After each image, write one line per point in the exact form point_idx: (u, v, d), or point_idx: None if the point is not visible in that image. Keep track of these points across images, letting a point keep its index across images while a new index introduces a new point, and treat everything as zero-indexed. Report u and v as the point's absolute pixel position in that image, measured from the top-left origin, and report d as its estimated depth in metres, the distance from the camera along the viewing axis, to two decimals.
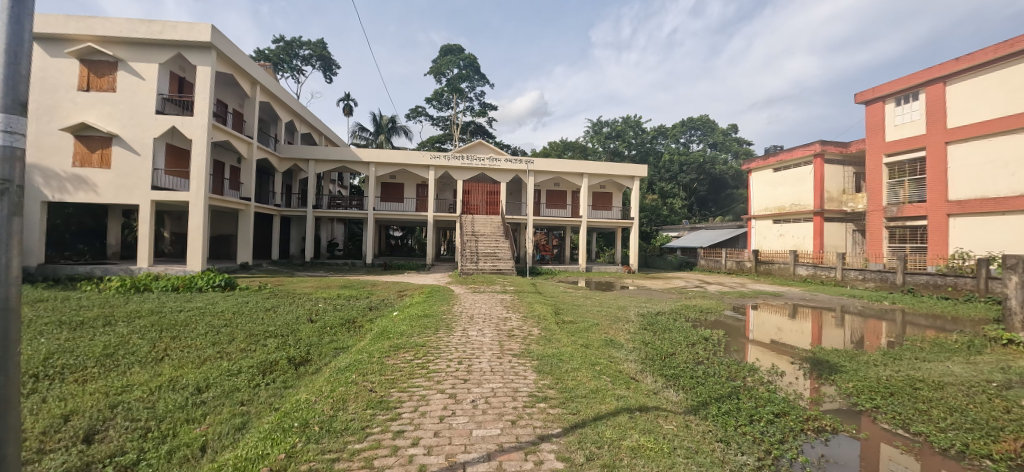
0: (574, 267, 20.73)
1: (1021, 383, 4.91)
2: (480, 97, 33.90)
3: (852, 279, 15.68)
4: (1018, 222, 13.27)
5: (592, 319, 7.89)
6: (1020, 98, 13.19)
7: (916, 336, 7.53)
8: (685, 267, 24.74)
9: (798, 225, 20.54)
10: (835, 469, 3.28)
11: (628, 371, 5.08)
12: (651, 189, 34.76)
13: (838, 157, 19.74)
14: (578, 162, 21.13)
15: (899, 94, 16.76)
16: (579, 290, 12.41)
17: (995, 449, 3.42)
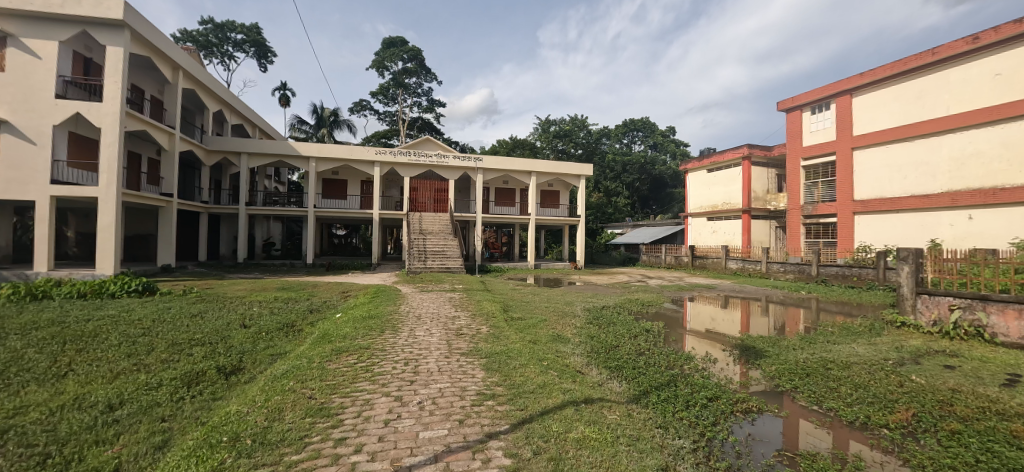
0: (524, 265, 20.96)
1: (911, 360, 5.61)
2: (428, 93, 33.23)
3: (774, 271, 17.18)
4: (908, 219, 15.23)
5: (541, 315, 8.00)
6: (911, 110, 15.14)
7: (827, 321, 8.41)
8: (629, 263, 25.92)
9: (729, 222, 22.17)
10: (759, 446, 3.55)
11: (575, 365, 5.20)
12: (597, 188, 36.04)
13: (762, 159, 21.54)
14: (527, 161, 21.32)
15: (814, 103, 18.55)
16: (527, 287, 12.58)
17: (891, 420, 3.87)
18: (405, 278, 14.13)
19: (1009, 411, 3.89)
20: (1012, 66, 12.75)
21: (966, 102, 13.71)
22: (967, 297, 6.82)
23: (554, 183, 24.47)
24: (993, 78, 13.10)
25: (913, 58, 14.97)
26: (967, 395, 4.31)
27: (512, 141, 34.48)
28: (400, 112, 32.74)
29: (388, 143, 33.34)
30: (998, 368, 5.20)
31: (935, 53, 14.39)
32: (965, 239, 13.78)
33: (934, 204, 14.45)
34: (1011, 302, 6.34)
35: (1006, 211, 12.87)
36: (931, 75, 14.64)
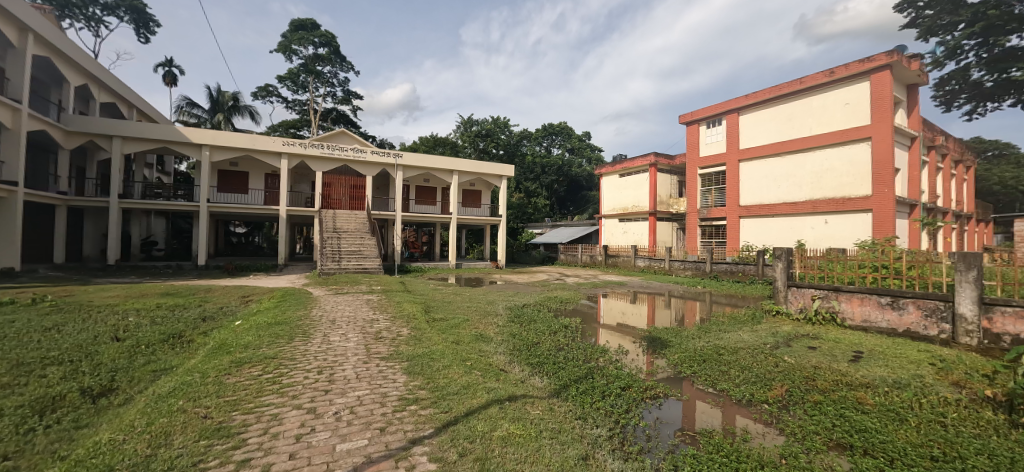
0: (445, 264, 20.68)
1: (783, 343, 6.54)
2: (344, 83, 31.36)
3: (676, 268, 18.95)
4: (781, 222, 17.74)
5: (462, 315, 7.94)
6: (784, 129, 17.65)
7: (719, 312, 9.55)
8: (547, 261, 26.98)
9: (638, 223, 24.04)
10: (666, 428, 3.87)
11: (497, 363, 5.24)
12: (518, 189, 36.96)
13: (667, 167, 23.64)
14: (448, 159, 21.08)
15: (709, 118, 20.75)
16: (449, 287, 12.44)
17: (770, 396, 4.46)
18: (315, 280, 13.13)
19: (854, 382, 4.68)
20: (857, 97, 15.46)
21: (825, 124, 16.34)
22: (824, 289, 8.14)
23: (477, 183, 24.59)
24: (844, 106, 15.80)
25: (787, 85, 17.41)
26: (824, 370, 5.12)
27: (434, 138, 33.89)
28: (312, 101, 30.47)
29: (299, 134, 30.90)
30: (846, 347, 6.26)
31: (802, 82, 16.92)
32: (824, 240, 16.41)
33: (803, 210, 16.99)
34: (855, 291, 7.66)
35: (853, 216, 15.58)
36: (799, 100, 17.20)
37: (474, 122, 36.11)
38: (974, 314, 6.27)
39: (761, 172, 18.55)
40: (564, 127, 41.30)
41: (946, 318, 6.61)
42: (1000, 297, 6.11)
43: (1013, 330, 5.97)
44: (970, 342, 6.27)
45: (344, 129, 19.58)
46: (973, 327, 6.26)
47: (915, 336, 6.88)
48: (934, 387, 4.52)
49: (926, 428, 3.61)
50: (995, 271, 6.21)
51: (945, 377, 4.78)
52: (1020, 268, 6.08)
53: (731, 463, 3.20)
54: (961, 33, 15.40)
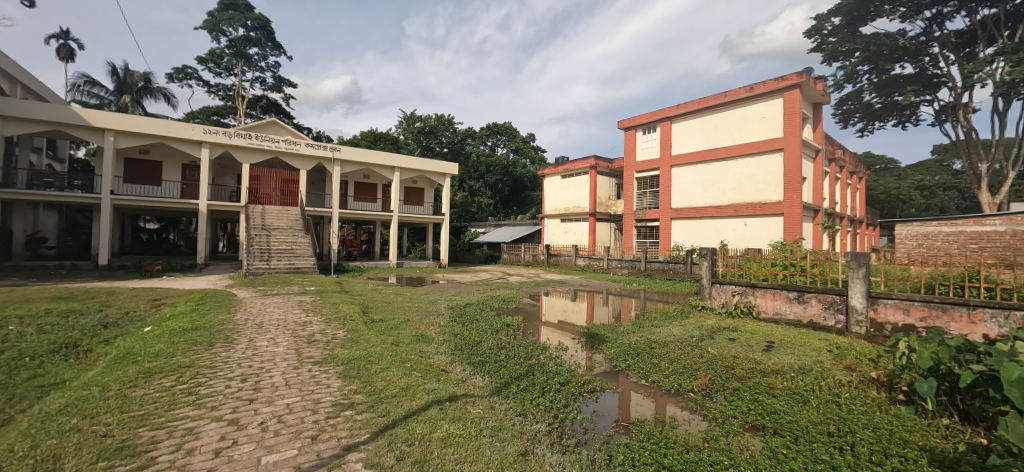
0: (384, 263, 20.04)
1: (707, 335, 7.06)
2: (276, 70, 29.37)
3: (613, 267, 19.78)
4: (708, 225, 19.15)
5: (403, 315, 7.74)
6: (711, 138, 19.06)
7: (651, 308, 10.13)
8: (490, 261, 27.09)
9: (578, 224, 24.85)
10: (602, 420, 4.01)
11: (438, 364, 5.16)
12: (462, 187, 36.67)
13: (606, 170, 24.59)
14: (390, 155, 20.48)
15: (645, 125, 21.87)
16: (389, 287, 12.06)
17: (695, 384, 4.78)
18: (241, 281, 12.15)
19: (766, 369, 5.15)
20: (772, 112, 17.09)
21: (746, 135, 17.85)
22: (742, 285, 8.87)
23: (420, 180, 24.17)
24: (762, 119, 17.40)
25: (713, 97, 18.80)
26: (741, 359, 5.59)
27: (374, 132, 32.74)
28: (239, 87, 28.28)
29: (223, 121, 28.55)
30: (760, 337, 6.87)
31: (726, 96, 18.36)
32: (743, 241, 17.95)
33: (726, 214, 18.49)
34: (769, 288, 8.42)
35: (768, 220, 17.18)
36: (725, 112, 18.67)
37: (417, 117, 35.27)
38: (863, 306, 7.13)
39: (691, 178, 19.85)
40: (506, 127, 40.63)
41: (840, 310, 7.46)
42: (882, 291, 6.99)
43: (893, 319, 6.84)
44: (859, 331, 7.14)
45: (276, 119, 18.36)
46: (862, 317, 7.13)
47: (817, 326, 7.71)
48: (831, 371, 5.09)
49: (824, 407, 4.06)
50: (879, 268, 7.08)
51: (840, 362, 5.40)
52: (898, 266, 7.00)
53: (661, 450, 3.39)
54: (857, 59, 17.54)
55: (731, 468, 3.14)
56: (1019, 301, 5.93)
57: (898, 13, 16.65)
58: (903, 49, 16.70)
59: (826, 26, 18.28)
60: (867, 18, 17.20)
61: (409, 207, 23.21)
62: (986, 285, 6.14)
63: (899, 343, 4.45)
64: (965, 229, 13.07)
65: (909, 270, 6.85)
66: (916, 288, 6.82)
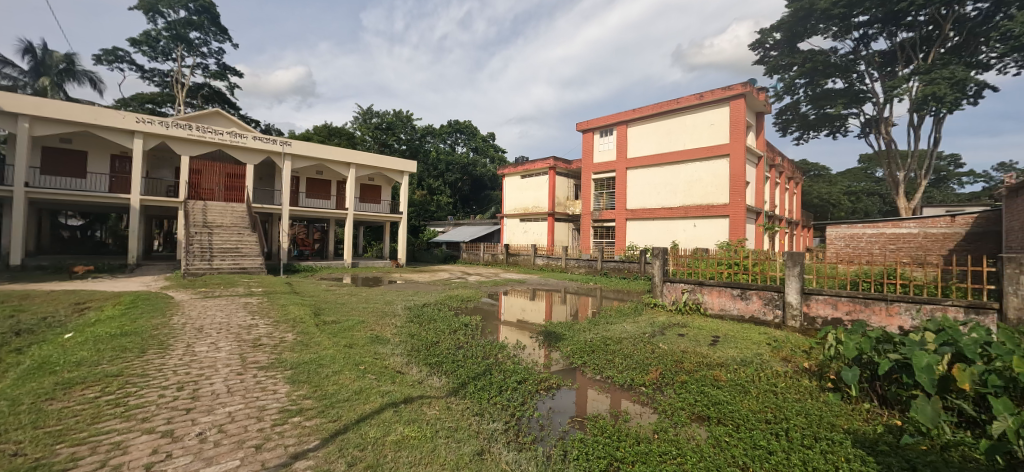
0: (339, 263, 19.40)
1: (658, 331, 7.35)
2: (219, 56, 27.67)
3: (571, 266, 20.15)
4: (660, 225, 19.97)
5: (357, 316, 7.52)
6: (664, 143, 19.90)
7: (607, 306, 10.44)
8: (450, 260, 26.86)
9: (537, 223, 25.15)
10: (558, 416, 4.07)
11: (394, 365, 5.05)
12: (421, 185, 36.10)
13: (564, 171, 25.04)
14: (345, 151, 19.86)
15: (602, 128, 22.42)
16: (343, 287, 11.67)
17: (647, 379, 4.96)
18: (179, 282, 11.33)
19: (712, 363, 5.43)
20: (720, 119, 18.05)
21: (697, 140, 18.74)
22: (692, 284, 9.30)
23: (377, 177, 23.61)
24: (710, 126, 18.33)
25: (666, 104, 19.57)
26: (690, 354, 5.85)
27: (329, 126, 31.53)
28: (178, 73, 26.36)
29: (158, 110, 26.47)
30: (706, 332, 7.24)
31: (678, 102, 19.16)
32: (693, 241, 18.86)
33: (677, 215, 19.34)
34: (716, 285, 8.87)
35: (715, 221, 18.16)
36: (677, 118, 19.50)
37: (375, 113, 34.35)
38: (798, 302, 7.67)
39: (646, 180, 20.58)
40: (466, 127, 40.26)
41: (779, 306, 7.99)
42: (815, 287, 7.55)
43: (823, 313, 7.42)
44: (794, 324, 7.69)
45: (219, 110, 17.41)
46: (797, 312, 7.68)
47: (758, 321, 8.22)
48: (769, 362, 5.45)
49: (762, 396, 4.34)
50: (812, 267, 7.65)
51: (777, 354, 5.79)
52: (828, 264, 7.59)
53: (614, 443, 3.49)
54: (796, 73, 18.89)
55: (678, 457, 3.29)
56: (928, 295, 6.60)
57: (831, 32, 18.10)
58: (835, 66, 18.18)
59: (769, 40, 19.56)
60: (804, 34, 18.58)
61: (367, 205, 22.60)
62: (901, 281, 6.80)
63: (829, 335, 4.84)
64: (886, 231, 14.37)
65: (837, 268, 7.46)
66: (843, 284, 7.43)
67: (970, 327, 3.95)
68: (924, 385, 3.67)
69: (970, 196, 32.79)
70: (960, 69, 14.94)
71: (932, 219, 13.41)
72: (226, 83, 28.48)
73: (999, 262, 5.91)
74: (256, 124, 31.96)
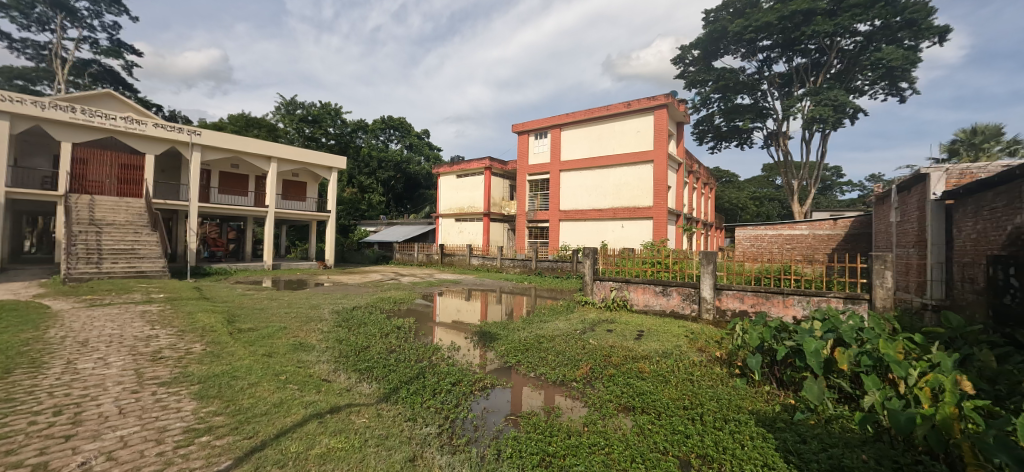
0: (257, 266, 18.04)
1: (588, 328, 7.67)
2: (112, 31, 24.45)
3: (506, 266, 20.40)
4: (590, 226, 20.88)
5: (278, 322, 7.03)
6: (595, 147, 20.79)
7: (541, 304, 10.74)
8: (382, 261, 26.11)
9: (472, 223, 25.20)
10: (492, 416, 4.08)
11: (320, 373, 4.78)
12: (351, 183, 34.52)
13: (500, 171, 25.27)
14: (265, 143, 18.50)
15: (537, 131, 22.86)
16: (260, 291, 10.85)
17: (578, 374, 5.15)
18: (57, 289, 9.86)
19: (637, 356, 5.76)
20: (645, 127, 19.22)
21: (625, 146, 19.82)
22: (619, 282, 9.83)
23: (301, 173, 22.31)
24: (637, 133, 19.45)
25: (596, 110, 20.41)
26: (617, 348, 6.17)
27: (246, 117, 29.14)
28: (58, 46, 22.88)
29: (31, 88, 22.95)
30: (632, 327, 7.68)
31: (607, 109, 20.08)
32: (621, 241, 19.96)
33: (606, 216, 20.30)
34: (641, 283, 9.43)
35: (640, 223, 19.36)
36: (607, 124, 20.46)
37: (299, 105, 32.39)
38: (711, 297, 8.40)
39: (579, 183, 21.36)
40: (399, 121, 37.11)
41: (695, 301, 8.68)
42: (726, 283, 8.30)
43: (732, 306, 8.20)
44: (709, 317, 8.40)
45: (111, 91, 15.50)
46: (711, 306, 8.40)
47: (677, 315, 8.88)
48: (687, 353, 5.91)
49: (680, 384, 4.71)
50: (723, 264, 8.38)
51: (694, 345, 6.30)
52: (736, 262, 8.32)
53: (547, 438, 3.57)
54: (711, 88, 20.67)
55: (605, 447, 3.45)
56: (816, 288, 7.53)
57: (739, 53, 20.04)
58: (743, 84, 20.22)
59: (688, 56, 21.21)
60: (718, 53, 20.36)
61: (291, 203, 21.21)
62: (794, 276, 7.69)
63: (737, 326, 5.36)
64: (783, 232, 16.17)
65: (744, 266, 8.18)
66: (748, 279, 8.21)
67: (849, 315, 4.58)
68: (814, 367, 4.19)
69: (848, 202, 38.11)
70: (841, 94, 17.30)
71: (820, 222, 15.41)
72: (121, 62, 25.30)
73: (870, 259, 6.92)
74: (159, 109, 28.61)
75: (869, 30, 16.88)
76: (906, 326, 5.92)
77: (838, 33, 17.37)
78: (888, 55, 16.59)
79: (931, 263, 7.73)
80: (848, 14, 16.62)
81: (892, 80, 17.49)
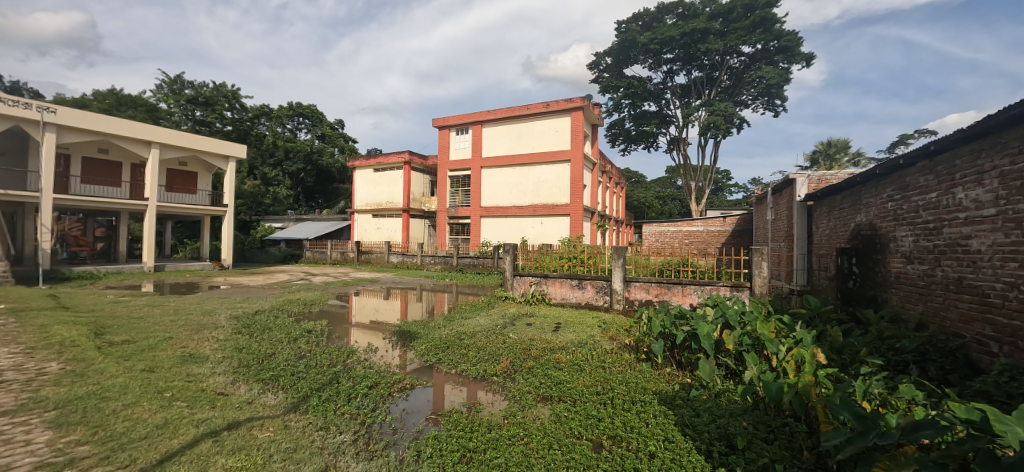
0: (134, 268, 15.75)
1: (508, 323, 7.84)
2: None
3: (427, 263, 20.06)
4: (510, 223, 21.31)
5: (161, 332, 6.19)
6: (515, 145, 21.17)
7: (462, 301, 10.72)
8: (290, 260, 24.23)
9: (391, 220, 24.39)
10: (412, 417, 4.01)
11: (215, 386, 4.32)
12: (252, 174, 31.41)
13: (420, 166, 24.73)
14: (144, 126, 16.14)
15: (458, 126, 22.63)
16: (137, 297, 9.46)
17: (498, 369, 5.25)
18: None
19: (555, 347, 6.03)
20: (563, 127, 20.10)
21: (545, 145, 20.49)
22: (537, 277, 10.16)
23: (191, 162, 19.80)
24: (556, 133, 20.24)
25: (516, 109, 20.76)
26: (536, 341, 6.39)
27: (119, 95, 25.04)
28: None
29: None
30: (550, 320, 8.01)
31: (527, 108, 20.53)
32: (540, 237, 20.65)
33: (526, 213, 20.84)
34: (559, 277, 9.85)
35: (558, 220, 20.22)
36: (527, 123, 20.94)
37: (188, 84, 28.84)
38: (621, 289, 9.06)
39: (500, 180, 21.60)
40: (309, 108, 34.53)
41: (607, 293, 9.30)
42: (633, 276, 8.99)
43: (640, 297, 8.94)
44: (619, 307, 9.06)
45: None
46: (621, 297, 9.06)
47: (592, 306, 9.44)
48: (600, 342, 6.32)
49: (594, 371, 5.02)
50: (631, 259, 9.05)
51: (606, 334, 6.76)
52: (643, 256, 9.02)
53: (467, 435, 3.60)
54: (622, 94, 22.10)
55: (524, 437, 3.58)
56: (709, 279, 8.43)
57: (647, 63, 21.67)
58: (650, 92, 21.97)
59: (602, 62, 22.49)
60: (629, 62, 21.85)
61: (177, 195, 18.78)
62: (691, 268, 8.53)
63: (644, 315, 5.85)
64: (683, 229, 17.94)
65: (649, 259, 8.91)
66: (653, 271, 8.93)
67: (734, 301, 5.24)
68: (707, 348, 4.73)
69: (735, 203, 43.35)
70: (730, 106, 19.56)
71: (712, 219, 17.36)
72: None
73: (751, 252, 7.94)
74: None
75: (752, 52, 19.29)
76: (778, 309, 6.91)
77: (728, 52, 19.59)
78: (767, 75, 19.13)
79: (796, 254, 9.09)
80: (733, 37, 18.87)
81: (769, 97, 20.22)
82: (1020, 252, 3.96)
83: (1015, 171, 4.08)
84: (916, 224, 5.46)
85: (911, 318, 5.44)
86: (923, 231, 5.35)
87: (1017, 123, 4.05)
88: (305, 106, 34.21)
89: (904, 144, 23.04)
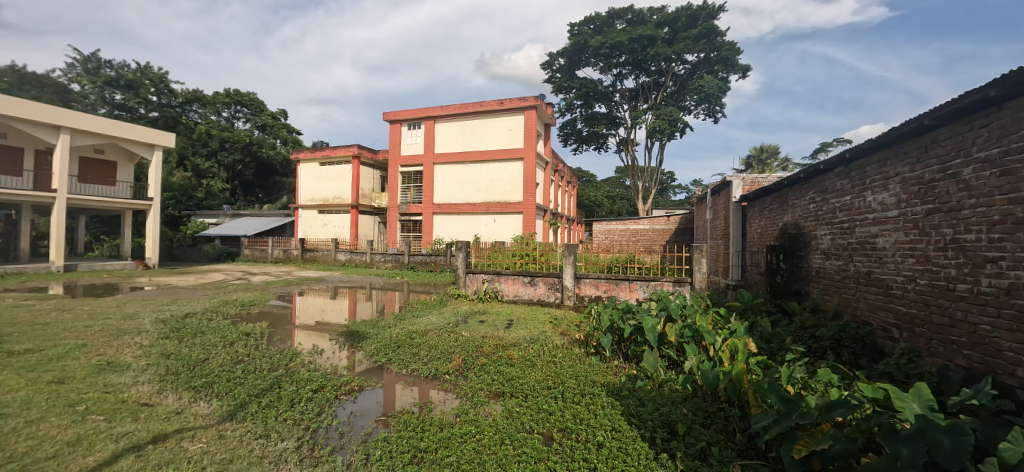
0: (37, 268, 14.04)
1: (461, 320, 7.83)
2: None
3: (377, 261, 19.49)
4: (464, 220, 21.17)
5: (73, 340, 5.58)
6: (468, 141, 21.01)
7: (414, 299, 10.56)
8: (226, 258, 22.61)
9: (339, 216, 23.42)
10: (360, 420, 3.90)
11: (138, 397, 3.97)
12: (183, 165, 28.90)
13: (370, 161, 23.94)
14: (51, 108, 14.40)
15: (410, 121, 22.06)
16: (43, 301, 8.45)
17: (451, 367, 5.23)
18: None
19: (507, 344, 6.10)
20: (517, 126, 20.24)
21: (501, 142, 20.50)
22: (490, 274, 10.21)
23: (109, 150, 17.97)
24: (510, 131, 20.34)
25: (470, 105, 20.59)
26: (489, 338, 6.43)
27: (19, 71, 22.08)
28: None
29: None
30: (502, 317, 8.07)
31: (482, 105, 20.41)
32: (493, 235, 20.70)
33: (480, 210, 20.79)
34: (512, 274, 9.94)
35: (512, 217, 20.37)
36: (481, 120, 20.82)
37: (106, 64, 26.02)
38: (572, 285, 9.31)
39: (454, 176, 21.37)
40: (248, 96, 32.31)
41: (558, 289, 9.52)
42: (584, 272, 9.27)
43: (590, 292, 9.23)
44: (570, 303, 9.33)
45: None
46: (571, 293, 9.32)
47: (543, 302, 9.62)
48: (551, 337, 6.47)
49: (545, 366, 5.14)
50: (582, 256, 9.32)
51: (558, 330, 6.94)
52: (592, 253, 9.32)
53: (417, 435, 3.57)
54: (575, 95, 22.57)
55: (476, 435, 3.60)
56: (653, 274, 8.88)
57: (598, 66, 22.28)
58: (600, 94, 22.63)
59: (555, 63, 22.85)
60: (581, 64, 22.36)
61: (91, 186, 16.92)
62: (637, 264, 8.94)
63: (594, 310, 6.09)
64: (630, 227, 18.77)
65: (598, 256, 9.21)
66: (601, 268, 9.25)
67: (676, 296, 5.57)
68: (652, 341, 4.99)
69: (678, 203, 45.79)
70: (675, 110, 20.61)
71: (658, 218, 18.27)
72: None
73: (692, 249, 8.42)
74: None
75: (695, 60, 20.42)
76: (715, 302, 7.40)
77: (673, 60, 20.60)
78: (707, 84, 20.37)
79: (733, 251, 9.76)
80: (677, 46, 19.88)
81: (709, 104, 21.55)
82: (917, 248, 4.50)
83: (914, 177, 4.61)
84: (834, 223, 6.05)
85: (829, 308, 6.03)
86: (839, 230, 5.94)
87: (915, 135, 4.58)
88: (245, 93, 31.99)
89: (824, 152, 25.37)
